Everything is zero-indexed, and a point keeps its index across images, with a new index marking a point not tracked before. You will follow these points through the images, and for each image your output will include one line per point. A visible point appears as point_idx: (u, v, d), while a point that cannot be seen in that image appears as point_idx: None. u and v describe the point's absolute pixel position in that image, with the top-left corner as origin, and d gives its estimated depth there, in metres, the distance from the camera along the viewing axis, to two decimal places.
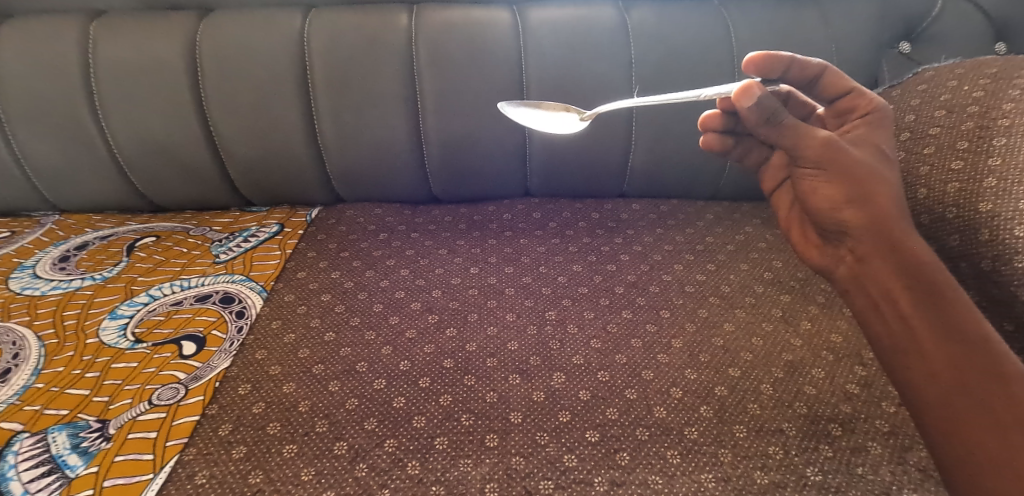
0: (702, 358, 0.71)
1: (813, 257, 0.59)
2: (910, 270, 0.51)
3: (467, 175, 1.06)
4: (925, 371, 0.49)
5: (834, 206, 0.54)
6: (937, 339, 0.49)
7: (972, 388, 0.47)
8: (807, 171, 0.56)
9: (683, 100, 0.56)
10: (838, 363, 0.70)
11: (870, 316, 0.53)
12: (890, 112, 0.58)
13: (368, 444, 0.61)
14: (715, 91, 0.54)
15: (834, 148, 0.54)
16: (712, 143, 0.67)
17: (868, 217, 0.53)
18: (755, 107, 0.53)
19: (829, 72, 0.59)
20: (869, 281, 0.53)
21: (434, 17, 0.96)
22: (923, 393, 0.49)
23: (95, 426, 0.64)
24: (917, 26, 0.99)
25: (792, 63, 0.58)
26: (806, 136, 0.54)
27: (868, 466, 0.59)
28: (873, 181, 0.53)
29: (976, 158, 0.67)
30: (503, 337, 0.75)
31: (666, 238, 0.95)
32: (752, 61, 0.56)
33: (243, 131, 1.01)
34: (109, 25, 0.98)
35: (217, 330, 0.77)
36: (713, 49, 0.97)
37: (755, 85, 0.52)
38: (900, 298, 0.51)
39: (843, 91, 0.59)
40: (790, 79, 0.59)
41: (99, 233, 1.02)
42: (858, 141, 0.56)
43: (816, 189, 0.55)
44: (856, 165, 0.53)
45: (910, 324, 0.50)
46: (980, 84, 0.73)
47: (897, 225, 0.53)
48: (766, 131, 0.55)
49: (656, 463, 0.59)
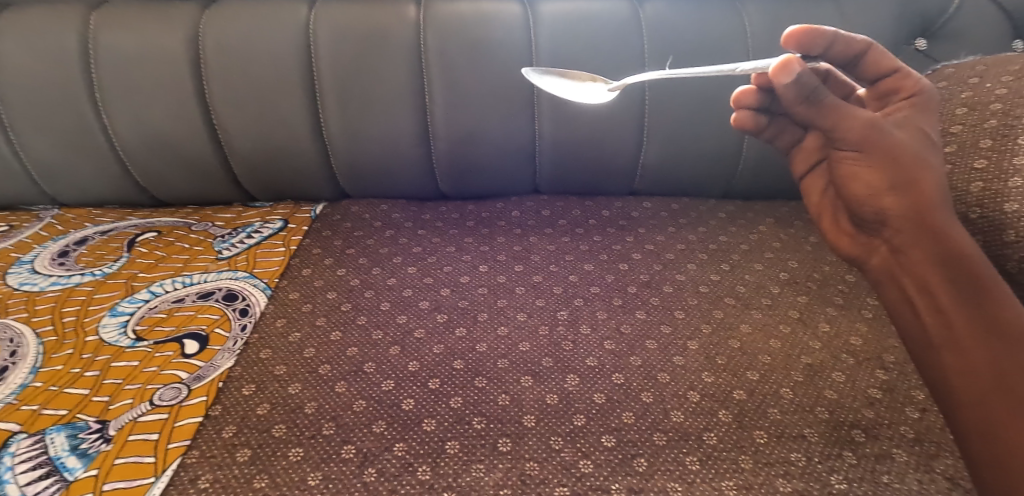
0: (719, 361, 0.69)
1: (844, 245, 0.57)
2: (950, 262, 0.50)
3: (474, 170, 1.04)
4: (961, 366, 0.48)
5: (875, 194, 0.52)
6: (976, 334, 0.48)
7: (1011, 387, 0.46)
8: (847, 154, 0.53)
9: (717, 73, 0.49)
10: (859, 367, 0.69)
11: (904, 308, 0.52)
12: (935, 94, 0.55)
13: (377, 447, 0.59)
14: (753, 65, 0.47)
15: (878, 131, 0.51)
16: (744, 122, 0.63)
17: (909, 205, 0.51)
18: (795, 84, 0.49)
19: (874, 51, 0.54)
20: (905, 273, 0.52)
21: (443, 9, 0.94)
22: (957, 391, 0.48)
23: (95, 427, 0.62)
24: (934, 22, 0.97)
25: (838, 39, 0.52)
26: (848, 116, 0.52)
27: (894, 474, 0.57)
28: (918, 168, 0.51)
29: (1001, 156, 0.65)
30: (514, 338, 0.73)
31: (678, 237, 0.93)
32: (794, 35, 0.50)
33: (246, 124, 0.99)
34: (109, 14, 0.95)
35: (221, 328, 0.75)
36: (726, 43, 0.95)
37: (795, 62, 0.48)
38: (939, 292, 0.50)
39: (888, 72, 0.55)
40: (833, 56, 0.53)
41: (100, 228, 1.00)
42: (902, 123, 0.53)
43: (856, 174, 0.53)
44: (900, 150, 0.51)
45: (948, 318, 0.49)
46: (1004, 81, 0.71)
47: (939, 214, 0.51)
48: (804, 110, 0.53)
49: (675, 470, 0.57)
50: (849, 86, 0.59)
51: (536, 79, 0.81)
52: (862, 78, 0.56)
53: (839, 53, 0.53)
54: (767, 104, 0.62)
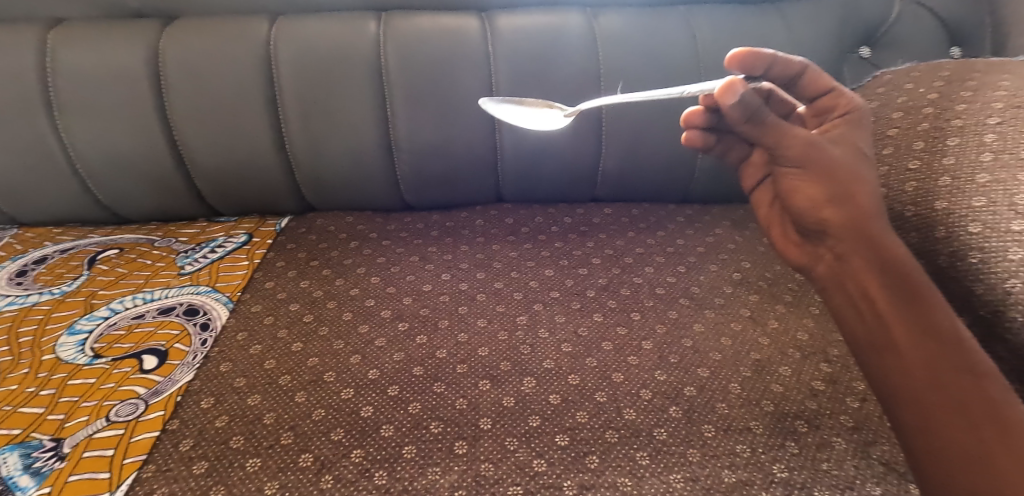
0: (672, 359, 0.72)
1: (792, 254, 0.58)
2: (888, 268, 0.51)
3: (438, 181, 1.05)
4: (899, 368, 0.48)
5: (816, 205, 0.54)
6: (912, 336, 0.48)
7: (946, 386, 0.46)
8: (788, 170, 0.55)
9: (665, 96, 0.54)
10: (804, 361, 0.71)
11: (848, 314, 0.53)
12: (868, 112, 0.58)
13: (334, 455, 0.60)
14: (699, 88, 0.52)
15: (816, 148, 0.53)
16: (694, 141, 0.66)
17: (848, 216, 0.53)
18: (738, 104, 0.51)
19: (811, 70, 0.57)
20: (848, 279, 0.53)
21: (402, 24, 0.96)
22: (895, 391, 0.48)
23: (49, 445, 0.61)
24: (875, 31, 1.02)
25: (777, 61, 0.55)
26: (788, 135, 0.54)
27: (833, 461, 0.59)
28: (853, 181, 0.53)
29: (931, 157, 0.68)
30: (474, 343, 0.74)
31: (637, 242, 0.96)
32: (737, 57, 0.53)
33: (209, 140, 1.00)
34: (67, 34, 0.95)
35: (180, 343, 0.75)
36: (679, 54, 0.99)
37: (739, 83, 0.50)
38: (877, 297, 0.51)
39: (823, 90, 0.58)
40: (774, 76, 0.57)
41: (60, 246, 0.99)
42: (838, 140, 0.55)
43: (797, 188, 0.55)
44: (838, 166, 0.53)
45: (886, 322, 0.50)
46: (934, 87, 0.75)
47: (876, 224, 0.53)
48: (748, 128, 0.54)
49: (626, 465, 0.59)
50: (791, 104, 0.60)
51: (492, 108, 0.83)
52: (801, 96, 0.59)
53: (779, 73, 0.56)
54: (715, 123, 0.65)
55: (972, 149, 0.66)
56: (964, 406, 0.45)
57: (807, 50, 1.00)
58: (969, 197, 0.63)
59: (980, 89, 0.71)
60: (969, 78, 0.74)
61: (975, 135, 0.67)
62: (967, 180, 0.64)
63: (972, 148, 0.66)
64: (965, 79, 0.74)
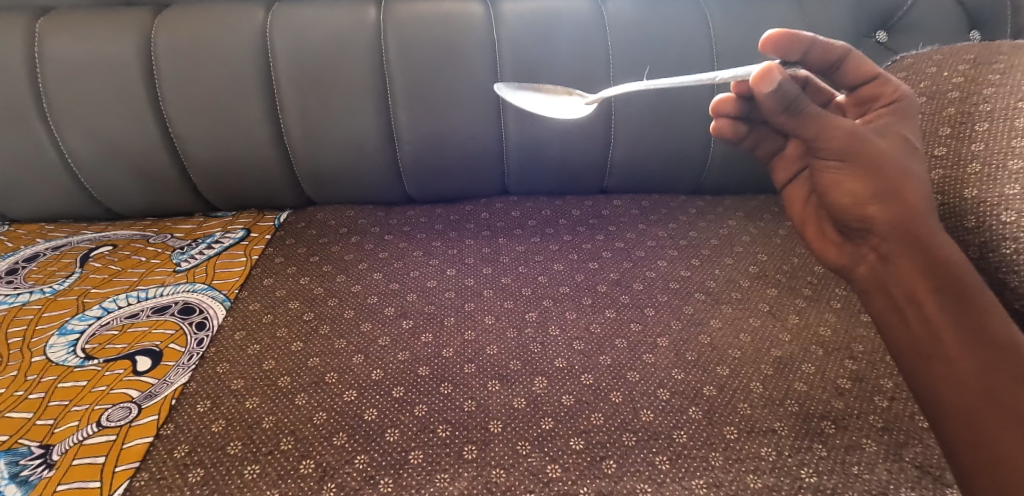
0: (690, 357, 0.68)
1: (830, 254, 0.53)
2: (938, 273, 0.47)
3: (442, 173, 1.02)
4: (951, 378, 0.45)
5: (859, 202, 0.49)
6: (964, 344, 0.45)
7: (1001, 397, 0.43)
8: (828, 163, 0.50)
9: (695, 83, 0.47)
10: (828, 358, 0.68)
11: (892, 318, 0.49)
12: (915, 101, 0.53)
13: (337, 461, 0.57)
14: (732, 73, 0.46)
15: (860, 140, 0.48)
16: (722, 130, 0.61)
17: (896, 214, 0.48)
18: (775, 93, 0.46)
19: (853, 56, 0.51)
20: (893, 283, 0.49)
21: (404, 10, 0.92)
22: (944, 401, 0.46)
23: (37, 453, 0.58)
24: (893, 14, 0.98)
25: (817, 44, 0.49)
26: (830, 126, 0.48)
27: (864, 464, 0.56)
28: (901, 176, 0.48)
29: (960, 143, 0.65)
30: (482, 341, 0.71)
31: (649, 234, 0.92)
32: (771, 39, 0.48)
33: (205, 132, 0.96)
34: (55, 23, 0.92)
35: (175, 343, 0.72)
36: (690, 40, 0.95)
37: (776, 70, 0.45)
38: (926, 302, 0.47)
39: (867, 78, 0.52)
40: (811, 62, 0.51)
41: (52, 243, 0.96)
42: (884, 131, 0.50)
43: (838, 182, 0.50)
44: (885, 159, 0.48)
45: (935, 328, 0.46)
46: (960, 70, 0.71)
47: (926, 222, 0.48)
48: (785, 120, 0.49)
49: (645, 470, 0.56)
50: (828, 93, 0.56)
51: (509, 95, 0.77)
52: (841, 84, 0.53)
53: (817, 60, 0.50)
54: (746, 112, 0.60)
55: (1003, 134, 0.62)
56: (1021, 417, 0.43)
57: (821, 35, 0.96)
58: (1002, 185, 0.59)
59: (1009, 72, 0.68)
60: (996, 61, 0.70)
61: (1005, 119, 0.63)
62: (999, 167, 0.60)
63: (1004, 133, 0.62)
64: (992, 62, 0.70)
